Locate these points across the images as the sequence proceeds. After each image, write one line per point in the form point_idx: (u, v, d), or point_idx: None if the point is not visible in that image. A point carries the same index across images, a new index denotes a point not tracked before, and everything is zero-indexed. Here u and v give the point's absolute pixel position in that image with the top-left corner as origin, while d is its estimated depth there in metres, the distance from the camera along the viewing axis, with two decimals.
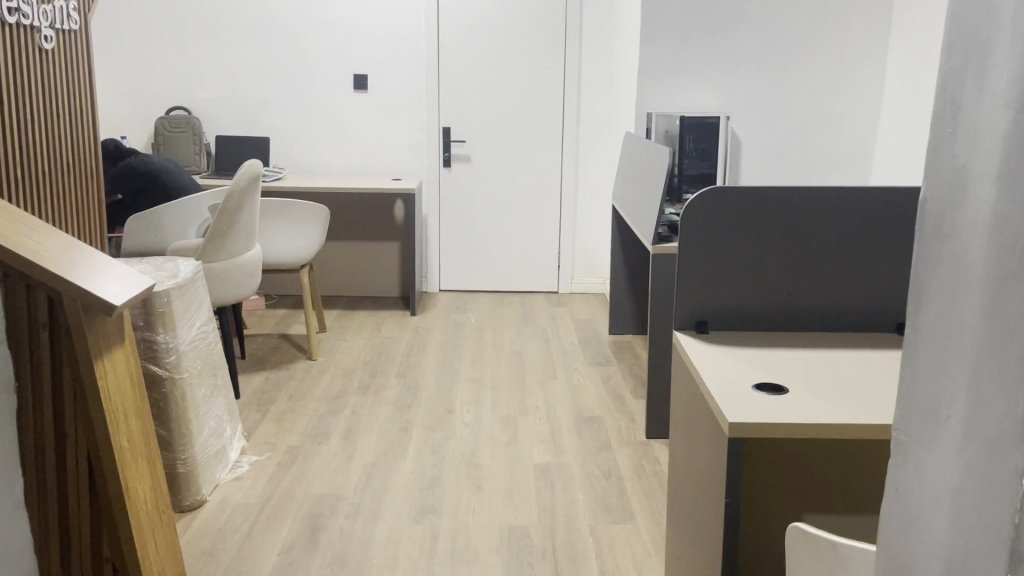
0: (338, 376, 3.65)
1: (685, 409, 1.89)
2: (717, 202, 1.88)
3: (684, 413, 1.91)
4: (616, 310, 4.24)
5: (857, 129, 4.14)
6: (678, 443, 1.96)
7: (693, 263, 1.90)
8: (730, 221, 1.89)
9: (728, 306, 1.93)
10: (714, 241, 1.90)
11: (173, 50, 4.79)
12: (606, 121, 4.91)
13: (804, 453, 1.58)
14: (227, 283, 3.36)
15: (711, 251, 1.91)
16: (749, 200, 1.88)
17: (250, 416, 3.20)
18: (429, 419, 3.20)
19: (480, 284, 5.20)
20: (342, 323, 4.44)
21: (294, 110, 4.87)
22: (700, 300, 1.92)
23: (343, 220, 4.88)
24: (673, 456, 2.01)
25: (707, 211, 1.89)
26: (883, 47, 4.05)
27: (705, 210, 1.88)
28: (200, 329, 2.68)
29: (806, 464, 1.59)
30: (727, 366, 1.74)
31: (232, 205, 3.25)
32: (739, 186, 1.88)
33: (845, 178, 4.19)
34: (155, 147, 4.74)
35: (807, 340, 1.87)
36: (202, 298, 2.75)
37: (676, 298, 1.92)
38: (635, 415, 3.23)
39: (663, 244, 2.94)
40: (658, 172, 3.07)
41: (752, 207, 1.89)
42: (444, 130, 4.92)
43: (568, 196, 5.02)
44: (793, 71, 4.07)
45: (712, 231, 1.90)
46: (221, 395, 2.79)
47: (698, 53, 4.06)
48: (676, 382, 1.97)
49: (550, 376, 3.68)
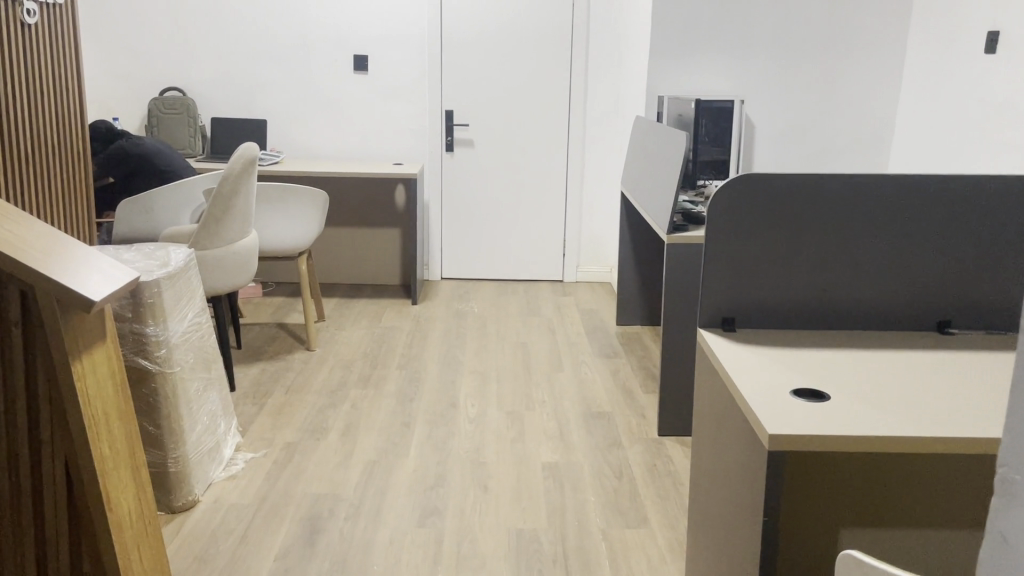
0: (338, 367, 3.52)
1: (716, 414, 1.77)
2: (747, 192, 1.75)
3: (714, 417, 1.78)
4: (624, 300, 4.11)
5: (874, 115, 3.99)
6: (705, 447, 1.84)
7: (721, 257, 1.78)
8: (761, 210, 1.76)
9: (756, 302, 1.80)
10: (744, 232, 1.77)
11: (166, 29, 4.63)
12: (613, 104, 4.76)
13: (851, 471, 1.46)
14: (221, 271, 3.22)
15: (739, 245, 1.78)
16: (782, 190, 1.75)
17: (245, 410, 3.08)
18: (432, 414, 3.07)
19: (483, 272, 5.07)
20: (341, 312, 4.31)
21: (292, 91, 4.72)
22: (727, 297, 1.80)
23: (342, 206, 4.74)
24: (699, 463, 1.89)
25: (737, 200, 1.76)
26: (903, 31, 3.90)
27: (735, 199, 1.75)
28: (192, 320, 2.55)
29: (853, 484, 1.47)
30: (762, 369, 1.61)
31: (227, 189, 3.12)
32: (771, 173, 1.74)
33: (860, 165, 4.06)
34: (148, 130, 4.60)
35: (843, 341, 1.74)
36: (195, 288, 2.61)
37: (701, 294, 1.79)
38: (646, 411, 3.11)
39: (677, 232, 2.79)
40: (673, 159, 2.93)
41: (785, 195, 1.75)
42: (446, 113, 4.78)
43: (575, 181, 4.87)
44: (811, 54, 3.93)
45: (742, 220, 1.76)
46: (215, 389, 2.66)
47: (711, 35, 3.91)
48: (704, 383, 1.85)
49: (556, 369, 3.55)
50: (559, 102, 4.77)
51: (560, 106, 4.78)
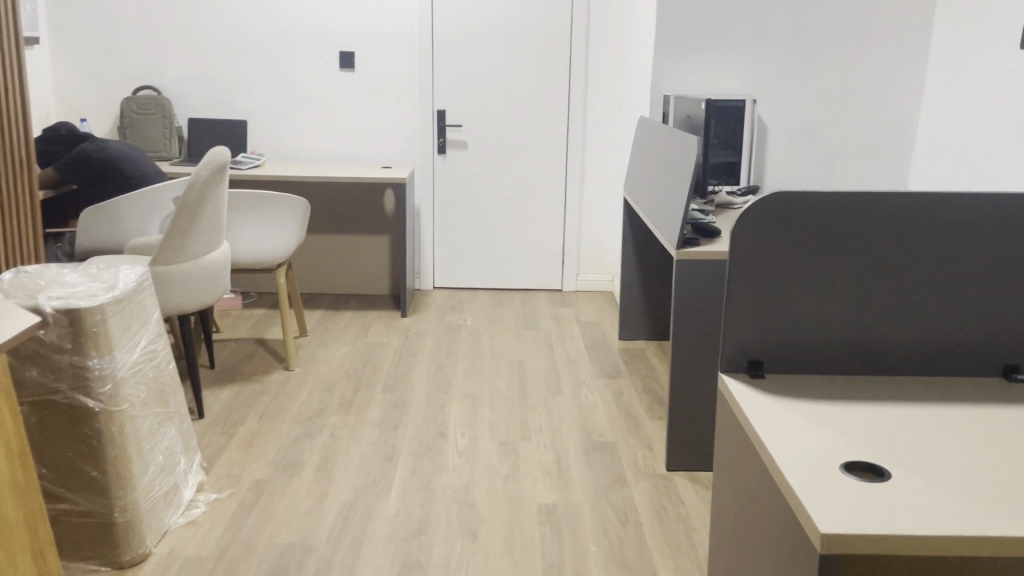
0: (317, 391, 3.25)
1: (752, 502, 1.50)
2: (776, 213, 1.47)
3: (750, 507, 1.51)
4: (627, 314, 3.83)
5: (897, 114, 3.71)
6: (731, 533, 1.57)
7: (746, 291, 1.50)
8: (791, 234, 1.48)
9: (787, 344, 1.53)
10: (773, 260, 1.49)
11: (139, 25, 4.36)
12: (617, 104, 4.49)
13: None
14: (189, 289, 2.94)
15: (767, 276, 1.50)
16: (817, 211, 1.47)
17: (212, 441, 2.80)
18: (416, 445, 2.79)
19: (478, 281, 4.79)
20: (324, 325, 4.03)
21: (274, 91, 4.45)
22: (753, 337, 1.52)
23: (327, 211, 4.46)
24: (722, 548, 1.62)
25: (764, 223, 1.48)
26: (926, 24, 3.62)
27: (762, 221, 1.48)
28: (145, 349, 2.28)
29: None
30: (804, 435, 1.34)
31: (193, 198, 2.84)
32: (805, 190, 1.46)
33: (882, 169, 3.76)
34: (121, 132, 4.33)
35: (892, 392, 1.47)
36: (149, 312, 2.34)
37: (721, 335, 1.52)
38: (653, 442, 2.84)
39: (688, 247, 2.51)
40: (681, 165, 2.66)
41: (820, 216, 1.48)
42: (438, 113, 4.50)
43: (575, 183, 4.60)
44: (828, 49, 3.64)
45: (770, 247, 1.49)
46: (173, 424, 2.39)
47: (721, 29, 3.63)
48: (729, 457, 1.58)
49: (554, 391, 3.27)
50: (558, 101, 4.50)
51: (559, 105, 4.50)
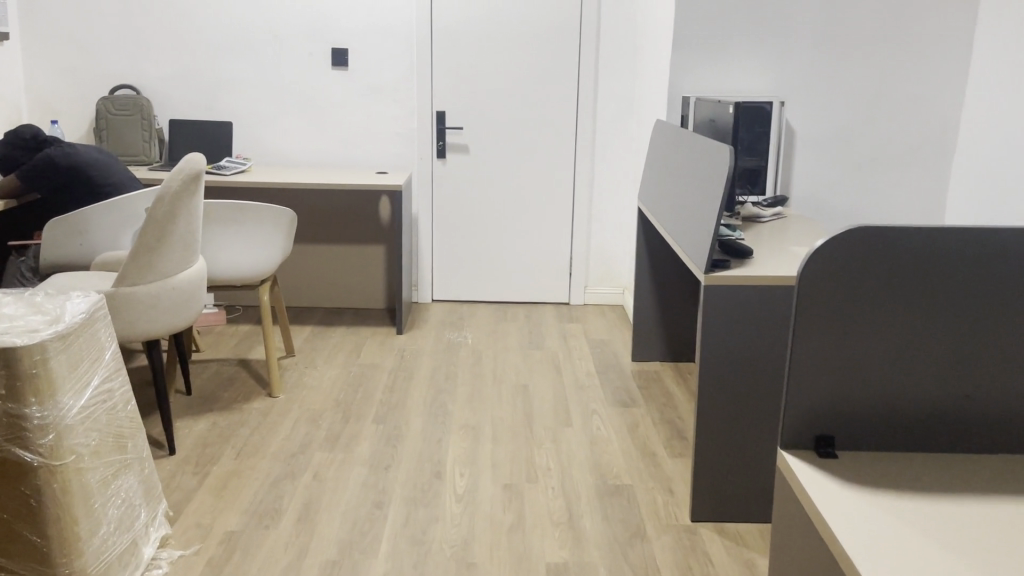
0: (303, 421, 2.95)
1: None
2: (846, 256, 1.18)
3: None
4: (641, 333, 3.54)
5: (936, 118, 3.40)
6: None
7: (817, 351, 1.21)
8: (866, 280, 1.19)
9: (867, 416, 1.23)
10: (847, 313, 1.20)
11: (116, 19, 4.07)
12: (629, 105, 4.20)
13: None
14: (159, 312, 2.64)
15: (836, 330, 1.21)
16: (899, 252, 1.18)
17: (182, 483, 2.51)
18: (411, 489, 2.50)
19: (479, 294, 4.49)
20: (314, 344, 3.73)
21: (262, 91, 4.16)
22: (824, 406, 1.23)
23: (318, 219, 4.17)
24: None
25: (837, 266, 1.19)
26: (969, 21, 3.31)
27: (830, 264, 1.19)
28: (99, 389, 2.00)
29: None
30: (903, 547, 1.02)
31: (162, 212, 2.56)
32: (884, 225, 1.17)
33: (921, 178, 3.45)
34: (97, 134, 4.04)
35: (1005, 479, 1.16)
36: (103, 346, 2.05)
37: (784, 404, 1.23)
38: (673, 485, 2.54)
39: (716, 271, 2.21)
40: (709, 178, 2.36)
41: (904, 259, 1.18)
42: (438, 115, 4.20)
43: (584, 189, 4.30)
44: (862, 47, 3.34)
45: (842, 296, 1.20)
46: (133, 472, 2.10)
47: (744, 25, 3.33)
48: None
49: (562, 422, 2.98)
50: (566, 102, 4.20)
51: (567, 106, 4.21)
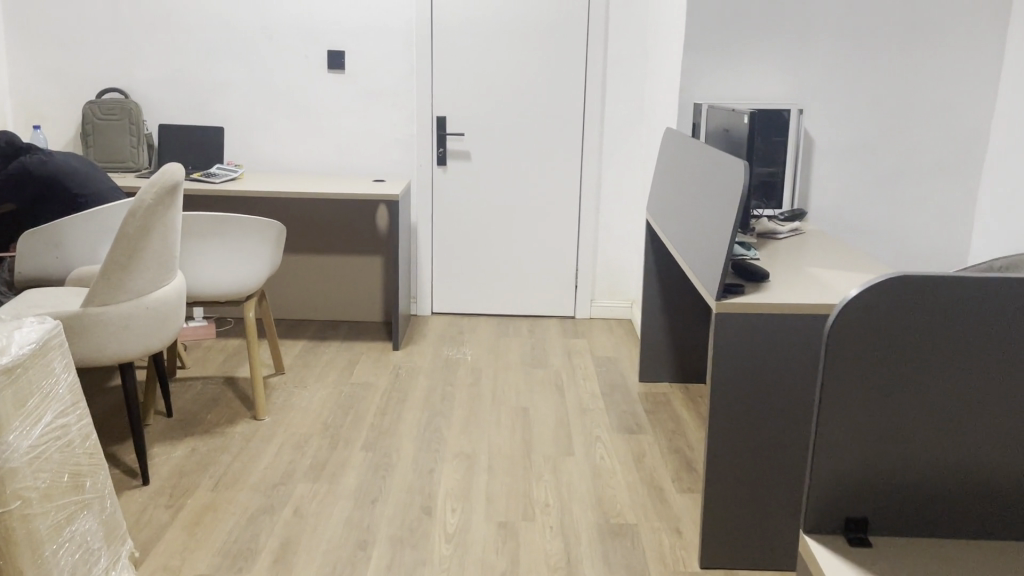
0: (287, 448, 2.78)
1: None
2: (881, 313, 1.00)
3: None
4: (648, 353, 3.36)
5: (964, 126, 3.19)
6: None
7: (846, 423, 1.03)
8: (906, 341, 1.00)
9: (904, 496, 1.05)
10: (882, 378, 1.02)
11: (105, 18, 3.92)
12: (638, 111, 4.01)
13: None
14: (132, 333, 2.47)
15: (870, 400, 1.02)
16: (945, 307, 0.99)
17: (154, 517, 2.35)
18: (398, 527, 2.32)
19: (480, 307, 4.31)
20: (305, 361, 3.57)
21: (255, 95, 3.99)
22: (855, 484, 1.05)
23: (313, 229, 4.00)
24: None
25: (870, 324, 1.00)
26: (1001, 23, 3.10)
27: (862, 321, 1.00)
28: (52, 424, 1.83)
29: None
30: None
31: (134, 227, 2.39)
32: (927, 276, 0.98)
33: (948, 191, 3.25)
34: (84, 139, 3.89)
35: None
36: (54, 377, 1.88)
37: (808, 480, 1.06)
38: (681, 524, 2.36)
39: (729, 297, 2.03)
40: (722, 194, 2.18)
41: (951, 314, 0.99)
42: (438, 120, 4.02)
43: (590, 198, 4.11)
44: (885, 50, 3.14)
45: (877, 358, 1.01)
46: (93, 513, 1.94)
47: (760, 27, 3.14)
48: None
49: (563, 450, 2.80)
50: (572, 107, 4.02)
51: (574, 111, 4.02)
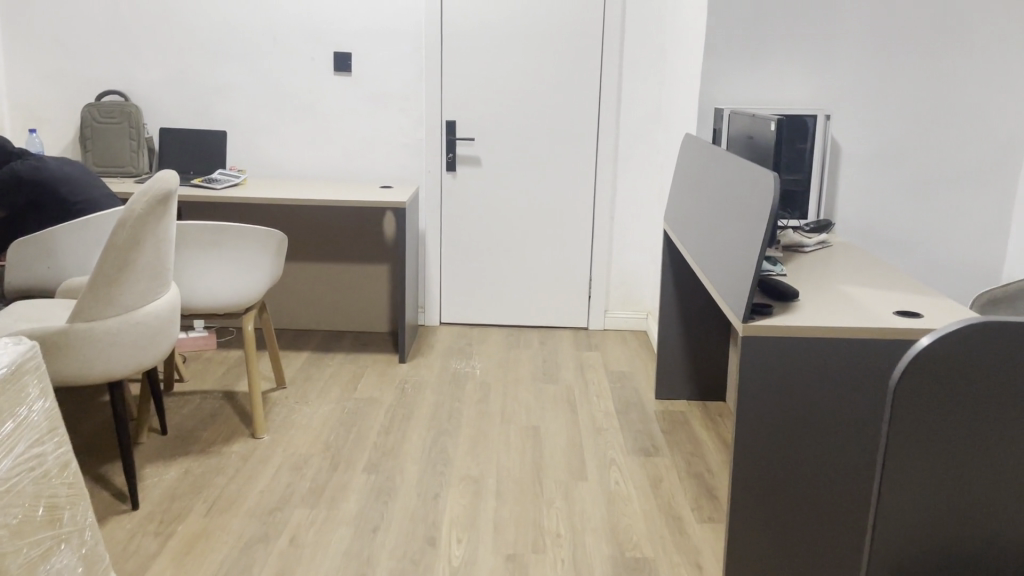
0: (285, 470, 2.64)
1: None
2: (935, 369, 1.19)
3: None
4: (665, 369, 3.20)
5: (1002, 133, 3.02)
6: None
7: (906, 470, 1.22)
8: (953, 398, 1.20)
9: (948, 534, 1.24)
10: (934, 430, 1.21)
11: (106, 18, 3.80)
12: (655, 115, 3.86)
13: None
14: (119, 349, 2.34)
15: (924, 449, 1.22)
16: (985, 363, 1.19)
17: (142, 546, 2.21)
18: (399, 560, 2.18)
19: (490, 317, 4.16)
20: (308, 374, 3.43)
21: (259, 98, 3.87)
22: (909, 521, 1.23)
23: (318, 237, 3.87)
24: None
25: (930, 381, 1.19)
26: None
27: (922, 379, 1.19)
28: (23, 453, 1.70)
29: None
30: None
31: (122, 238, 2.26)
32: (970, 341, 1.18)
33: (985, 201, 3.07)
34: (83, 143, 3.77)
35: None
36: (27, 403, 1.74)
37: (875, 500, 1.23)
38: (702, 559, 2.21)
39: (754, 321, 1.88)
40: (748, 207, 2.03)
41: (989, 372, 1.19)
42: (447, 125, 3.89)
43: (605, 206, 3.97)
44: (918, 52, 2.98)
45: (933, 412, 1.20)
46: (70, 548, 1.80)
47: (785, 29, 2.99)
48: None
49: (575, 473, 2.65)
50: (586, 109, 3.87)
51: (588, 114, 3.88)
